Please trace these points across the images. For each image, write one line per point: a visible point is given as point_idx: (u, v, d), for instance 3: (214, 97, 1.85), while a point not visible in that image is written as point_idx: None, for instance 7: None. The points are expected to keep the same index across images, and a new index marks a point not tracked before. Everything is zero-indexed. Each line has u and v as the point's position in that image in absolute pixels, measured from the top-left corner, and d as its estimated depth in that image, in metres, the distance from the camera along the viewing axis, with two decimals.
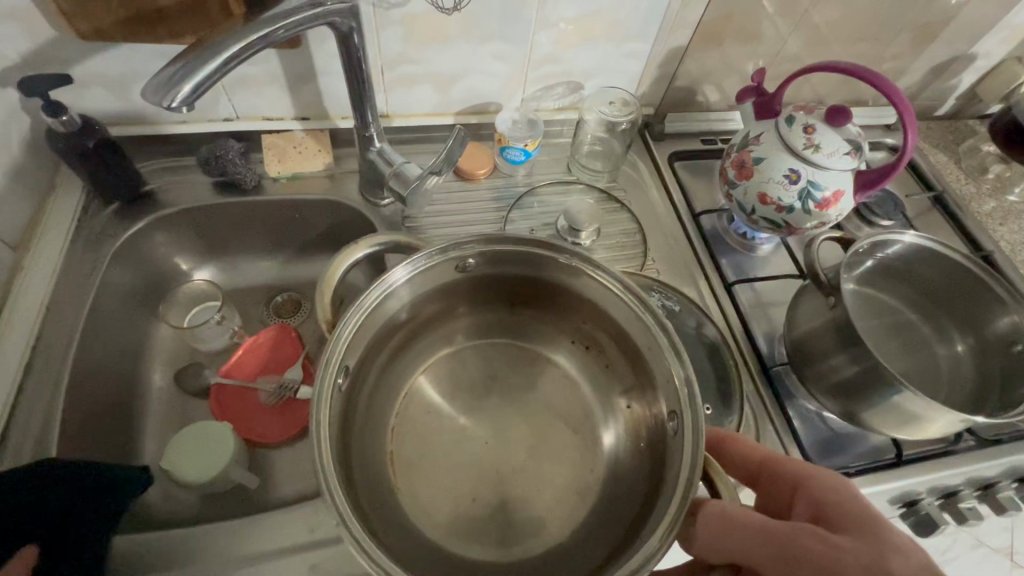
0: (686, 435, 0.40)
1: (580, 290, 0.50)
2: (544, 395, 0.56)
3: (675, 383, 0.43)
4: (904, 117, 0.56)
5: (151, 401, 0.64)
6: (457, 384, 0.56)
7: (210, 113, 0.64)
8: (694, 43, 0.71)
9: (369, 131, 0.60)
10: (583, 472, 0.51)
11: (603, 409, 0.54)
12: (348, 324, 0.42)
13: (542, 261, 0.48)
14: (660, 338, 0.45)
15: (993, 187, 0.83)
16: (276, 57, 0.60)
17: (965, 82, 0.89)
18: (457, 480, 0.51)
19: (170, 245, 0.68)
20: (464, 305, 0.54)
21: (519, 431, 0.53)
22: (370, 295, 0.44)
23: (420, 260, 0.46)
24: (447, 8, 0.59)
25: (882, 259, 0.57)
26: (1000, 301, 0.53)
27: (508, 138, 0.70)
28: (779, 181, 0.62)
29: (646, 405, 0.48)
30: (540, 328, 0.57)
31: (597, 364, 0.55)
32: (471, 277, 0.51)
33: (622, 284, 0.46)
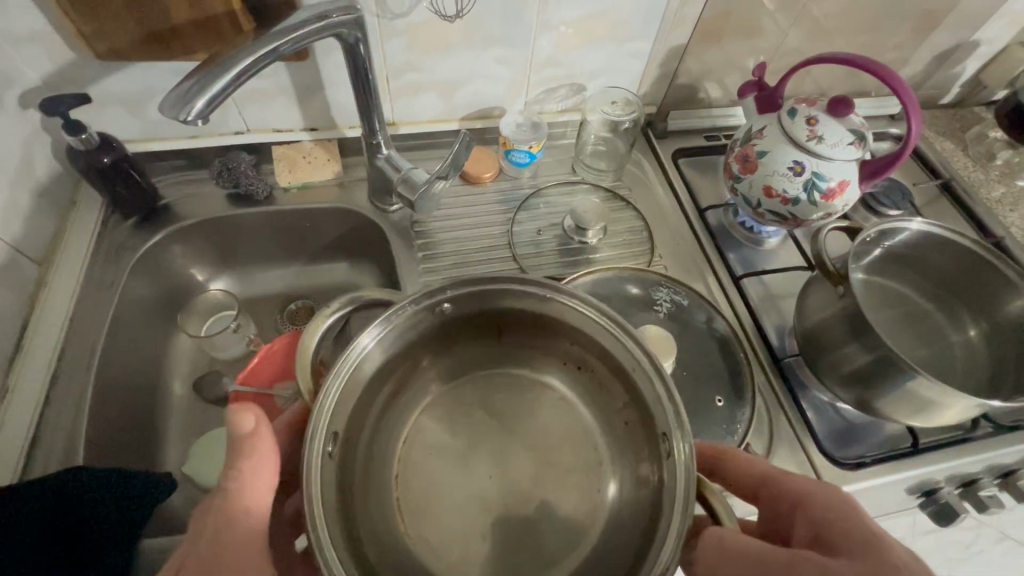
0: (680, 461, 0.38)
1: (558, 315, 0.48)
2: (542, 420, 0.54)
3: (662, 406, 0.41)
4: (906, 105, 0.56)
5: (171, 409, 0.65)
6: (454, 420, 0.53)
7: (222, 127, 0.66)
8: (694, 41, 0.71)
9: (376, 138, 0.62)
10: (589, 497, 0.49)
11: (608, 436, 0.51)
12: (334, 384, 0.41)
13: (515, 292, 0.47)
14: (645, 364, 0.43)
15: (1001, 173, 0.83)
16: (285, 70, 0.61)
17: (969, 70, 0.89)
18: (465, 517, 0.49)
19: (186, 257, 0.70)
20: (453, 341, 0.52)
21: (523, 459, 0.51)
22: (355, 350, 0.42)
23: (388, 319, 0.43)
24: (448, 17, 0.60)
25: (889, 247, 0.57)
26: (1012, 284, 0.53)
27: (513, 140, 0.71)
28: (784, 173, 0.62)
29: (642, 439, 0.46)
30: (527, 354, 0.54)
31: (594, 389, 0.52)
32: (449, 317, 0.48)
33: (600, 310, 0.45)
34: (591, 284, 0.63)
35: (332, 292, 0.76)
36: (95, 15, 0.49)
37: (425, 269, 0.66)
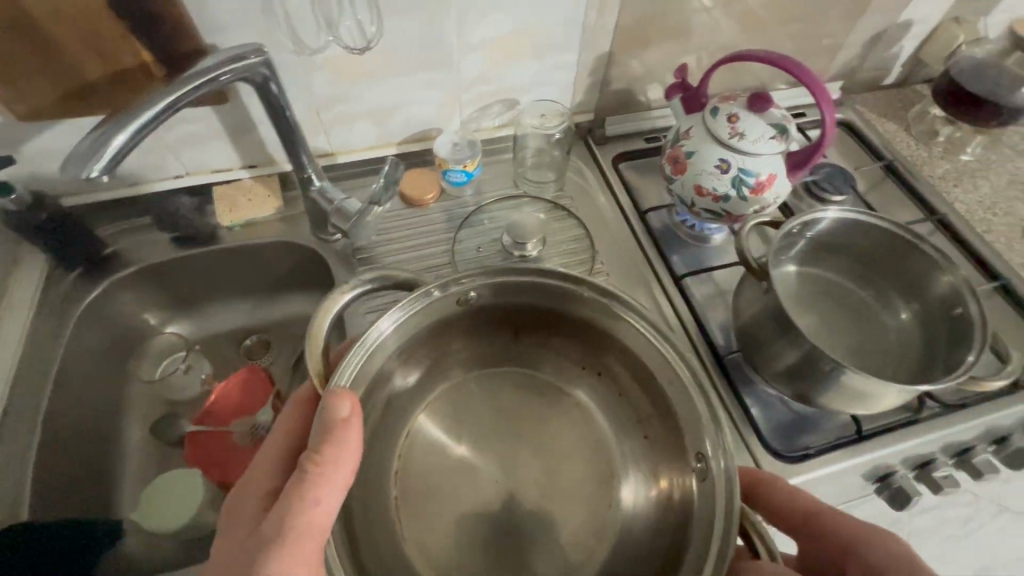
0: (721, 489, 0.39)
1: (591, 320, 0.50)
2: (553, 427, 0.54)
3: (699, 423, 0.43)
4: (817, 96, 0.57)
5: (128, 457, 0.65)
6: (460, 419, 0.54)
7: (160, 172, 0.67)
8: (619, 47, 0.72)
9: (306, 172, 0.63)
10: (597, 508, 0.49)
11: (622, 449, 0.51)
12: (343, 375, 0.44)
13: (573, 299, 0.49)
14: (678, 376, 0.45)
15: (945, 149, 0.83)
16: (213, 112, 0.63)
17: (906, 49, 0.89)
18: (461, 519, 0.49)
19: (136, 302, 0.70)
20: (467, 339, 0.53)
21: (529, 469, 0.51)
22: (373, 335, 0.45)
23: (400, 311, 0.46)
24: (356, 48, 0.60)
25: (812, 237, 0.58)
26: (937, 264, 0.54)
27: (447, 160, 0.72)
28: (710, 171, 0.63)
29: (666, 445, 0.47)
30: (541, 357, 0.55)
31: (609, 395, 0.52)
32: (470, 311, 0.51)
33: (650, 324, 0.46)
34: None
35: (288, 324, 0.77)
36: (8, 78, 0.50)
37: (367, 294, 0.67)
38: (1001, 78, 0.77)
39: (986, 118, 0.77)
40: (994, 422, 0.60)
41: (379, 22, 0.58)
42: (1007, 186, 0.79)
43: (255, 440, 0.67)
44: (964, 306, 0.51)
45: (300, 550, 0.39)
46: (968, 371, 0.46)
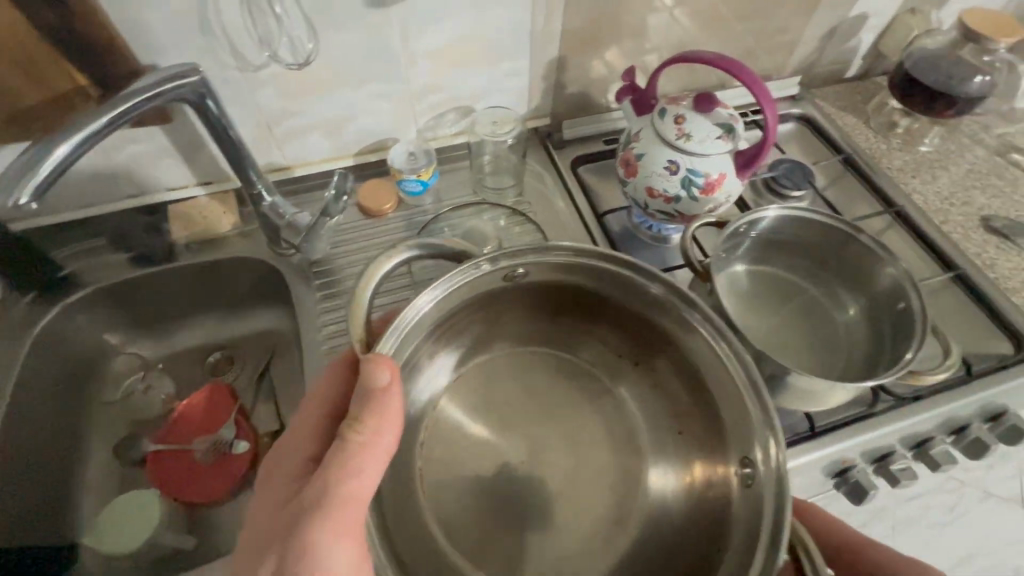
0: (767, 496, 0.40)
1: (643, 307, 0.49)
2: (586, 411, 0.53)
3: (748, 424, 0.43)
4: (758, 95, 0.57)
5: (91, 478, 0.66)
6: (486, 393, 0.53)
7: (115, 193, 0.67)
8: (570, 52, 0.72)
9: (255, 188, 0.63)
10: (622, 497, 0.49)
11: (653, 441, 0.51)
12: (392, 337, 0.44)
13: (634, 287, 0.48)
14: (729, 370, 0.44)
15: (903, 141, 0.84)
16: (161, 132, 0.63)
17: (865, 42, 0.89)
18: (482, 500, 0.48)
19: (95, 323, 0.70)
20: (505, 314, 0.52)
21: (558, 453, 0.50)
22: (416, 303, 0.45)
23: (443, 287, 0.46)
24: (292, 65, 0.59)
25: (759, 236, 0.58)
26: (880, 257, 0.54)
27: (400, 170, 0.72)
28: (660, 173, 0.63)
29: (702, 434, 0.47)
30: (576, 339, 0.54)
31: (644, 382, 0.52)
32: (515, 288, 0.50)
33: (711, 324, 0.45)
34: None
35: (253, 340, 0.77)
36: None
37: (325, 306, 0.67)
38: (955, 69, 0.77)
39: (942, 107, 0.77)
40: (950, 413, 0.60)
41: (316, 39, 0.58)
42: (964, 176, 0.80)
43: (218, 457, 0.67)
44: (907, 300, 0.52)
45: (348, 514, 0.40)
46: (913, 359, 0.46)
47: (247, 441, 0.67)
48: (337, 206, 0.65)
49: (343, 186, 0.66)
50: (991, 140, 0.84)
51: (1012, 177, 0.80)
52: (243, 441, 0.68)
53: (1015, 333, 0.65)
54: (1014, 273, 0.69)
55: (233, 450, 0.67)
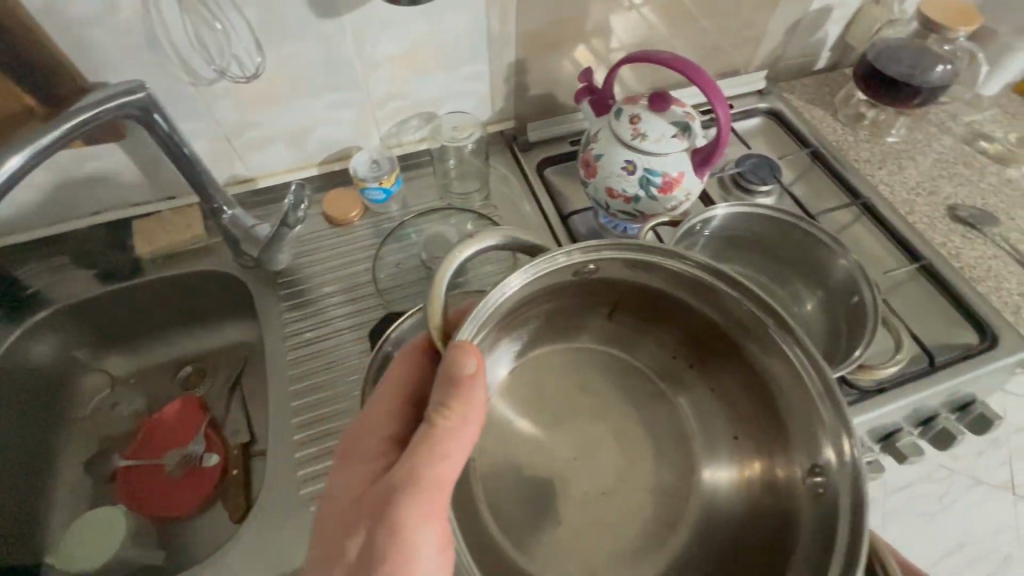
0: (843, 502, 0.38)
1: (721, 313, 0.47)
2: (640, 411, 0.52)
3: (816, 432, 0.41)
4: (710, 93, 0.57)
5: (60, 496, 0.66)
6: (539, 389, 0.52)
7: (81, 210, 0.67)
8: (529, 54, 0.72)
9: (215, 201, 0.64)
10: (674, 499, 0.49)
11: (704, 442, 0.50)
12: (471, 326, 0.41)
13: (716, 296, 0.46)
14: (803, 381, 0.42)
15: (870, 133, 0.84)
16: (119, 148, 0.63)
17: (832, 34, 0.89)
18: (535, 499, 0.48)
19: (62, 342, 0.70)
20: (565, 310, 0.51)
21: (611, 453, 0.50)
22: (494, 294, 0.42)
23: (527, 273, 0.43)
24: (239, 80, 0.58)
25: (712, 233, 0.59)
26: (833, 249, 0.55)
27: (362, 178, 0.72)
28: (618, 173, 0.63)
29: (762, 440, 0.46)
30: (634, 336, 0.53)
31: (699, 386, 0.51)
32: (580, 283, 0.48)
33: (795, 340, 0.42)
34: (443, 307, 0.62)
35: (224, 352, 0.77)
36: None
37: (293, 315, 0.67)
38: (917, 59, 0.77)
39: (906, 97, 0.77)
40: (916, 405, 0.60)
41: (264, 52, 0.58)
42: (931, 166, 0.80)
43: (188, 470, 0.66)
44: (860, 293, 0.53)
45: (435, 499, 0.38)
46: (861, 353, 0.47)
47: (217, 453, 0.67)
48: (295, 216, 0.63)
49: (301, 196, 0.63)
50: (959, 129, 0.84)
51: (980, 166, 0.80)
52: (214, 453, 0.67)
53: (980, 323, 0.65)
54: (979, 262, 0.69)
55: (203, 463, 0.66)
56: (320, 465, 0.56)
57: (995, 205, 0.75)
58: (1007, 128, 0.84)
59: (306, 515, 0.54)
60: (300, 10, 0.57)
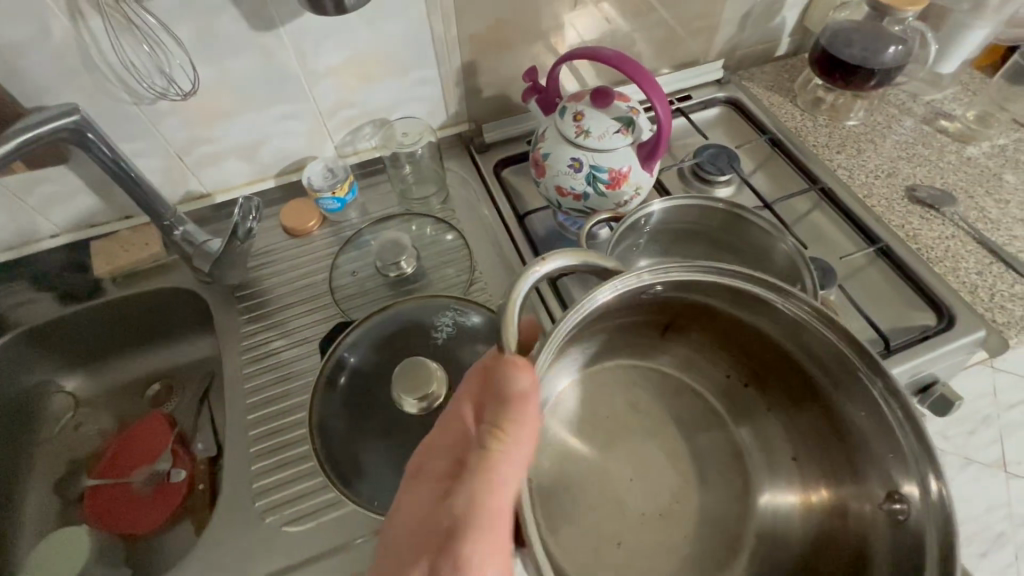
0: (931, 532, 0.38)
1: (800, 343, 0.45)
2: (695, 432, 0.53)
3: (886, 461, 0.42)
4: (647, 87, 0.57)
5: (30, 516, 0.67)
6: (595, 408, 0.52)
7: (36, 234, 0.67)
8: (477, 56, 0.71)
9: (165, 219, 0.64)
10: (731, 521, 0.50)
11: (764, 462, 0.51)
12: (545, 352, 0.40)
13: (801, 331, 0.45)
14: (882, 412, 0.41)
15: (829, 118, 0.83)
16: (70, 171, 0.63)
17: (790, 19, 0.88)
18: (599, 522, 0.47)
19: (27, 365, 0.71)
20: (623, 330, 0.51)
21: (672, 475, 0.50)
22: (561, 328, 0.40)
23: (620, 285, 0.42)
24: (177, 99, 0.60)
25: (652, 227, 0.61)
26: (768, 234, 0.59)
27: (317, 189, 0.72)
28: (566, 171, 0.63)
29: (824, 462, 0.47)
30: (688, 355, 0.54)
31: (755, 408, 0.52)
32: (642, 305, 0.48)
33: (884, 378, 0.41)
34: (400, 314, 0.62)
35: (194, 367, 0.78)
36: None
37: (255, 325, 0.68)
38: (870, 41, 0.76)
39: (861, 80, 0.77)
40: None
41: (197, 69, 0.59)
42: (891, 148, 0.79)
43: (155, 486, 0.67)
44: (801, 281, 0.56)
45: (495, 531, 0.37)
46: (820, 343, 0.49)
47: (185, 469, 0.67)
48: (245, 227, 0.67)
49: (249, 208, 0.68)
50: (919, 109, 0.83)
51: (939, 145, 0.79)
52: (180, 469, 0.68)
53: (937, 304, 0.64)
54: (937, 242, 0.68)
55: (170, 479, 0.67)
56: (275, 475, 0.57)
57: (953, 185, 0.74)
58: (967, 106, 0.83)
59: (264, 525, 0.54)
60: (235, 25, 0.57)
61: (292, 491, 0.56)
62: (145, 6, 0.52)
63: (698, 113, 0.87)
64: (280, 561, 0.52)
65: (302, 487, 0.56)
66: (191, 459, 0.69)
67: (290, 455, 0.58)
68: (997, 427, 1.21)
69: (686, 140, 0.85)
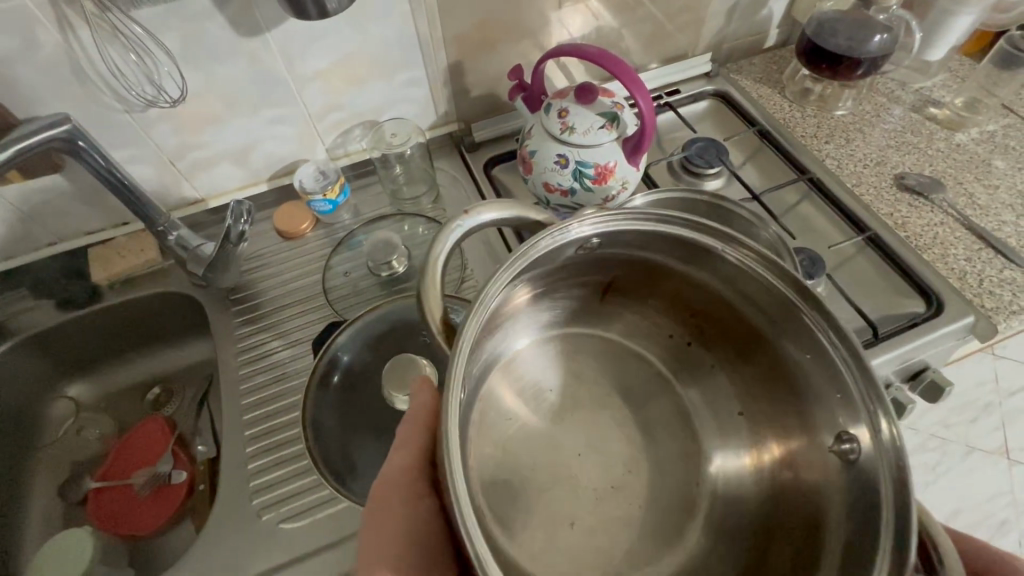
0: (884, 475, 0.38)
1: (742, 290, 0.47)
2: (645, 401, 0.55)
3: (834, 406, 0.42)
4: (628, 82, 0.57)
5: (36, 520, 0.69)
6: (534, 379, 0.55)
7: (33, 243, 0.68)
8: (463, 56, 0.72)
9: (158, 225, 0.65)
10: (684, 485, 0.51)
11: (714, 420, 0.53)
12: (469, 326, 0.36)
13: (741, 277, 0.46)
14: (828, 354, 0.41)
15: (817, 108, 0.84)
16: (64, 180, 0.64)
17: (777, 10, 0.87)
18: (553, 499, 0.49)
19: (28, 374, 0.72)
20: (561, 298, 0.54)
21: (617, 443, 0.52)
22: (494, 287, 0.39)
23: (568, 231, 0.42)
24: (167, 106, 0.61)
25: None
26: (752, 224, 0.60)
27: (309, 191, 0.72)
28: (552, 168, 0.63)
29: (767, 412, 0.49)
30: (627, 318, 0.57)
31: (699, 365, 0.55)
32: (576, 266, 0.49)
33: (828, 319, 0.41)
34: (382, 317, 0.62)
35: (192, 371, 0.79)
36: None
37: (244, 319, 0.70)
38: (856, 30, 0.76)
39: (848, 70, 0.77)
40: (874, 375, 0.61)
41: (187, 75, 0.60)
42: (880, 136, 0.79)
43: (156, 488, 0.68)
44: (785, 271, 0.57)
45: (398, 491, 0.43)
46: None
47: (185, 470, 0.69)
48: (237, 231, 0.66)
49: (241, 210, 0.67)
50: (908, 97, 0.83)
51: (928, 133, 0.79)
52: (181, 470, 0.69)
53: (925, 290, 0.64)
54: (925, 230, 0.68)
55: (170, 480, 0.68)
56: (273, 473, 0.58)
57: (942, 171, 0.74)
58: (955, 93, 0.83)
59: (261, 524, 0.55)
60: (220, 31, 0.58)
61: (287, 489, 0.57)
62: (132, 15, 0.53)
63: (686, 108, 0.87)
64: (276, 559, 0.53)
65: (295, 486, 0.57)
66: (191, 461, 0.70)
67: (283, 455, 0.59)
68: (999, 414, 1.21)
69: (676, 134, 0.85)
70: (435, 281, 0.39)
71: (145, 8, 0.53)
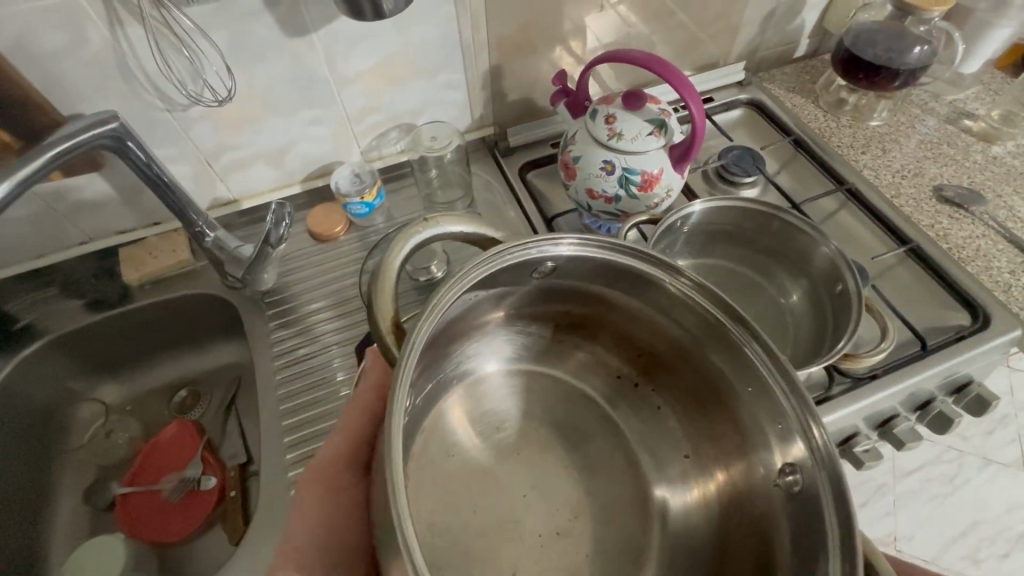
0: (824, 492, 0.37)
1: (679, 321, 0.45)
2: (585, 439, 0.52)
3: (769, 433, 0.42)
4: (680, 90, 0.57)
5: (61, 524, 0.68)
6: (479, 415, 0.52)
7: (63, 242, 0.67)
8: (502, 59, 0.71)
9: (196, 226, 0.64)
10: (638, 531, 0.49)
11: (653, 457, 0.51)
12: (422, 323, 0.35)
13: (676, 304, 0.44)
14: (767, 386, 0.41)
15: (852, 118, 0.84)
16: (100, 177, 0.63)
17: (811, 20, 0.87)
18: (496, 551, 0.46)
19: (53, 375, 0.70)
20: (513, 327, 0.52)
21: (566, 486, 0.49)
22: (447, 296, 0.37)
23: (495, 262, 0.40)
24: (212, 105, 0.60)
25: (693, 225, 0.64)
26: (807, 234, 0.61)
27: (346, 194, 0.72)
28: (598, 174, 0.62)
29: (711, 450, 0.48)
30: (576, 355, 0.54)
31: (647, 408, 0.52)
32: (523, 291, 0.46)
33: (753, 334, 0.41)
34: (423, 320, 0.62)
35: (218, 374, 0.78)
36: None
37: (276, 322, 0.69)
38: (894, 42, 0.77)
39: (884, 81, 0.77)
40: (921, 387, 0.60)
41: (232, 75, 0.59)
42: (916, 147, 0.79)
43: (185, 494, 0.67)
44: (844, 282, 0.58)
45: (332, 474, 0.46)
46: (847, 342, 0.51)
47: (214, 476, 0.67)
48: (275, 234, 0.67)
49: (280, 215, 0.68)
50: (942, 109, 0.84)
51: (964, 145, 0.79)
52: (210, 476, 0.67)
53: (971, 304, 0.64)
54: (967, 242, 0.68)
55: (200, 487, 0.66)
56: None
57: (981, 183, 0.74)
58: (989, 106, 0.83)
59: None
60: (266, 30, 0.58)
61: None
62: (183, 10, 0.53)
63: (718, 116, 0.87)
64: None
65: None
66: (221, 466, 0.69)
67: None
68: (1017, 426, 1.20)
69: (710, 141, 0.85)
70: (390, 280, 0.38)
71: (197, 5, 0.53)
